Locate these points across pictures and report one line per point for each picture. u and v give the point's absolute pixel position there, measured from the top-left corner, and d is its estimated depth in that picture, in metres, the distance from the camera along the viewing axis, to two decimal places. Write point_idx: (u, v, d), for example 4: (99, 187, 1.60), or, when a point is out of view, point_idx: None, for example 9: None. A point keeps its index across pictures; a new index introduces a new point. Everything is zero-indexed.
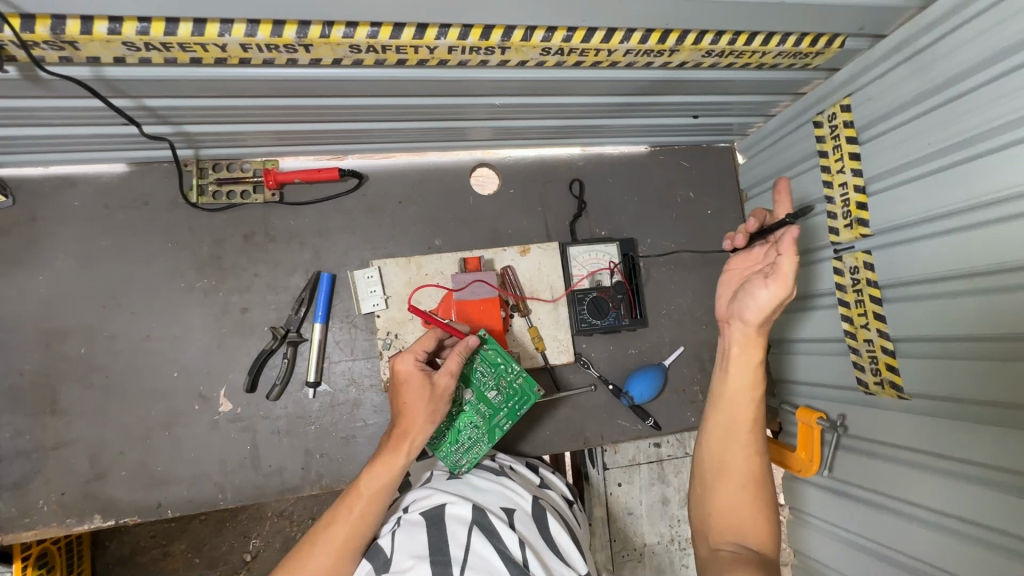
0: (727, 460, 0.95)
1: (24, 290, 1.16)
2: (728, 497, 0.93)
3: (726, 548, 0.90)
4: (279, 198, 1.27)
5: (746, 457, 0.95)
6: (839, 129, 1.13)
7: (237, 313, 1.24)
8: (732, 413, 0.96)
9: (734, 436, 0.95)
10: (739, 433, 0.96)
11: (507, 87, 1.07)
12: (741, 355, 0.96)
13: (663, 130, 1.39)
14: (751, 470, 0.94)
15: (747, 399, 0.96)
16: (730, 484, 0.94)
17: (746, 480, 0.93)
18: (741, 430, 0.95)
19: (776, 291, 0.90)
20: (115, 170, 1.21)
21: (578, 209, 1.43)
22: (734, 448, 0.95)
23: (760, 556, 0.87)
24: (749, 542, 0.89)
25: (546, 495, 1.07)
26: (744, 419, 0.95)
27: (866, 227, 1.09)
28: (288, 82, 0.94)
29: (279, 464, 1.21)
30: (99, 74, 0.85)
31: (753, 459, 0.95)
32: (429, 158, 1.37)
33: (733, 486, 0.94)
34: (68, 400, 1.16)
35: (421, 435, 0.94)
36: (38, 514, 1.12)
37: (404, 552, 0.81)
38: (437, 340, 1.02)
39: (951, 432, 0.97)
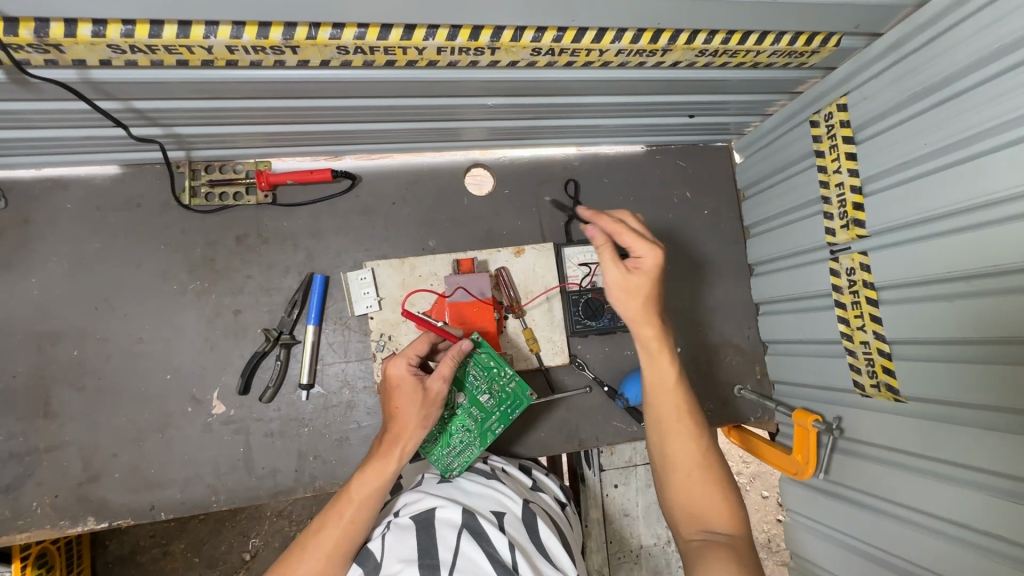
0: (670, 450, 0.93)
1: (17, 292, 1.16)
2: (686, 487, 0.90)
3: (699, 540, 0.87)
4: (272, 199, 1.26)
5: (686, 442, 0.93)
6: (836, 128, 1.11)
7: (230, 315, 1.23)
8: (663, 401, 0.96)
9: (671, 423, 0.94)
10: (673, 421, 0.94)
11: (498, 87, 1.06)
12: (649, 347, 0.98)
13: (659, 129, 1.38)
14: (698, 455, 0.92)
15: (667, 385, 0.96)
16: (682, 474, 0.91)
17: (695, 466, 0.91)
18: (675, 416, 0.94)
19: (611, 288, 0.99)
20: (108, 172, 1.21)
21: (574, 210, 1.42)
22: (674, 437, 0.93)
23: (731, 543, 0.84)
24: (718, 529, 0.87)
25: (538, 499, 1.06)
26: (677, 407, 0.95)
27: (863, 228, 1.08)
28: (277, 84, 0.93)
29: (273, 466, 1.21)
30: (85, 77, 0.84)
31: (698, 443, 0.93)
32: (423, 158, 1.36)
33: (688, 474, 0.91)
34: (61, 402, 1.16)
35: (413, 439, 0.92)
36: (32, 516, 1.12)
37: (393, 556, 0.81)
38: (430, 344, 1.01)
39: (947, 436, 0.95)
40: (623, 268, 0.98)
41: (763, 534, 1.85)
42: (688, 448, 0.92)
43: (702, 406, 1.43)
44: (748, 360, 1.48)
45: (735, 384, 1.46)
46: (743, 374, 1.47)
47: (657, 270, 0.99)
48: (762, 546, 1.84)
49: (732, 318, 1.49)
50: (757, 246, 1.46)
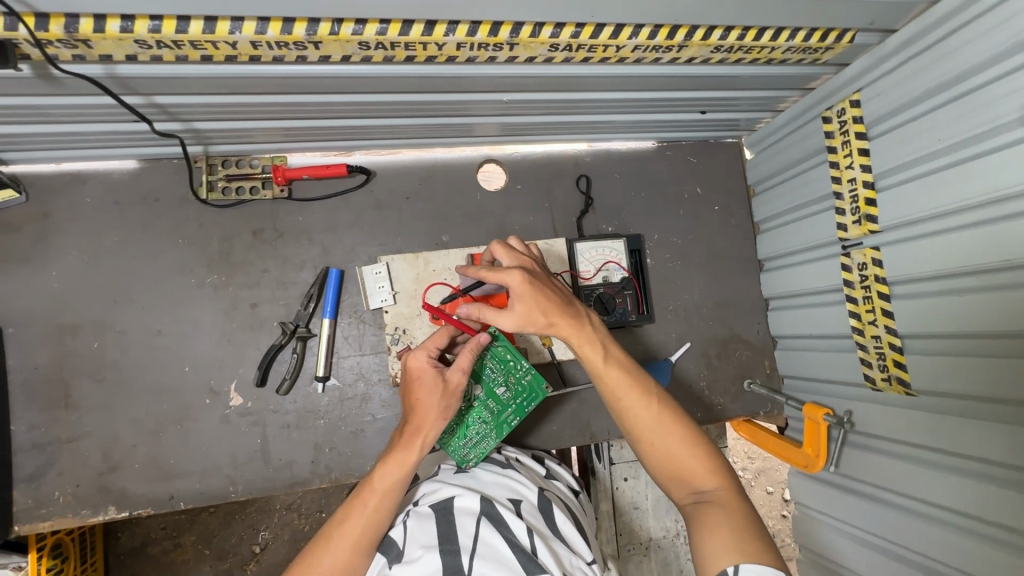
0: (634, 428, 0.92)
1: (38, 285, 1.18)
2: (662, 456, 0.90)
3: (692, 502, 0.87)
4: (287, 194, 1.28)
5: (645, 414, 0.91)
6: (849, 124, 1.12)
7: (246, 308, 1.25)
8: (607, 382, 0.94)
9: (624, 400, 0.92)
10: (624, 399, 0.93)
11: (514, 83, 1.07)
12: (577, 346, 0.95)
13: (670, 125, 1.39)
14: (661, 423, 0.91)
15: (603, 366, 0.94)
16: (653, 446, 0.91)
17: (660, 435, 0.90)
18: (625, 392, 0.93)
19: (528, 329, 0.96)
20: (126, 167, 1.22)
21: (585, 205, 1.43)
22: (630, 415, 0.92)
23: (720, 500, 0.85)
24: (703, 488, 0.87)
25: (552, 487, 1.08)
26: (621, 384, 0.93)
27: (876, 224, 1.09)
28: (297, 79, 0.95)
29: (289, 457, 1.23)
30: (111, 72, 0.86)
31: (657, 412, 0.92)
32: (437, 154, 1.37)
33: (661, 443, 0.90)
34: (81, 394, 1.17)
35: (434, 430, 0.94)
36: (53, 506, 1.14)
37: (415, 542, 0.83)
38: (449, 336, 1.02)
39: (958, 429, 0.96)
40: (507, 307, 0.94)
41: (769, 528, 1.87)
42: (649, 420, 0.91)
43: (712, 400, 1.45)
44: (758, 355, 1.49)
45: (745, 378, 1.47)
46: (752, 369, 1.48)
47: (526, 288, 0.94)
48: None
49: (742, 313, 1.50)
50: (767, 242, 1.47)
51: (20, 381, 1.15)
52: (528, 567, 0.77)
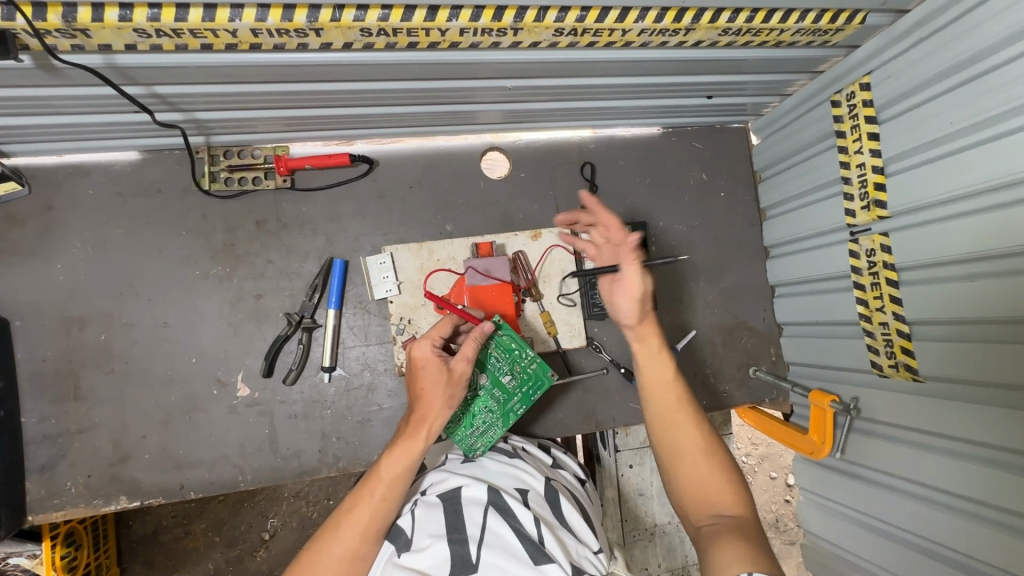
0: (672, 440, 0.95)
1: (43, 277, 1.18)
2: (694, 474, 0.91)
3: (709, 524, 0.85)
4: (290, 184, 1.27)
5: (688, 431, 0.95)
6: (858, 108, 1.10)
7: (252, 299, 1.25)
8: (661, 394, 0.99)
9: (674, 413, 0.97)
10: (673, 411, 0.97)
11: (517, 69, 1.06)
12: (643, 349, 1.02)
13: (676, 110, 1.37)
14: (700, 442, 0.94)
15: (665, 378, 1.00)
16: (685, 462, 0.93)
17: (700, 452, 0.93)
18: (676, 407, 0.97)
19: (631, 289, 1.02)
20: (128, 158, 1.22)
21: (590, 192, 1.42)
22: (675, 425, 0.96)
23: (740, 524, 0.83)
24: (726, 510, 0.86)
25: (559, 476, 1.08)
26: (675, 398, 0.98)
27: (883, 209, 1.08)
28: (298, 67, 0.93)
29: (297, 447, 1.24)
30: (110, 62, 0.85)
31: (700, 432, 0.95)
32: (439, 142, 1.36)
33: (695, 460, 0.92)
34: (90, 385, 1.18)
35: (439, 418, 0.94)
36: (66, 496, 1.15)
37: (423, 531, 0.84)
38: (453, 325, 1.02)
39: (964, 415, 0.96)
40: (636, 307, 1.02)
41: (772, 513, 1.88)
42: (690, 437, 0.94)
43: (717, 387, 1.45)
44: (763, 342, 1.49)
45: (750, 365, 1.47)
46: (758, 356, 1.48)
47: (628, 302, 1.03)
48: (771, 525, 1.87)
49: (747, 300, 1.49)
50: (774, 229, 1.45)
51: (28, 374, 1.16)
52: (535, 557, 0.79)
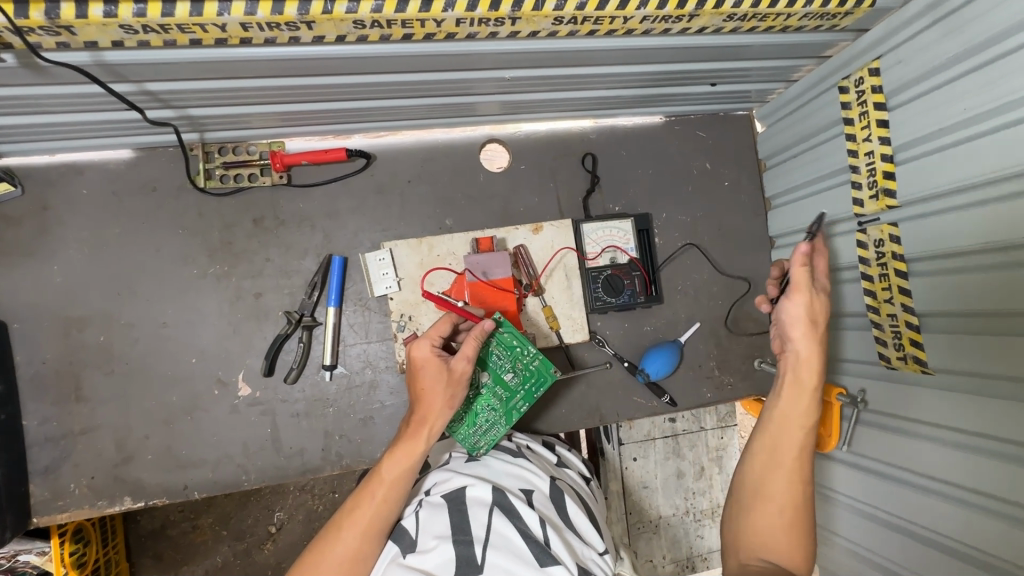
0: (769, 483, 0.99)
1: (40, 279, 1.16)
2: (769, 522, 0.97)
3: (752, 565, 0.96)
4: (287, 180, 1.25)
5: (790, 483, 0.99)
6: (867, 94, 1.07)
7: (251, 298, 1.24)
8: (790, 438, 1.01)
9: (783, 459, 1.00)
10: (788, 460, 1.00)
11: (516, 60, 1.03)
12: (797, 382, 1.03)
13: (679, 99, 1.34)
14: (794, 496, 0.98)
15: (804, 425, 1.01)
16: (773, 507, 0.98)
17: (785, 505, 0.97)
18: (794, 457, 1.00)
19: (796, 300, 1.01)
20: (122, 156, 1.20)
21: (591, 184, 1.39)
22: (777, 470, 1.00)
23: None
24: (779, 561, 0.95)
25: (563, 475, 1.08)
26: (793, 446, 1.01)
27: (893, 199, 1.05)
28: (292, 62, 0.91)
29: (300, 445, 1.23)
30: (98, 59, 0.82)
31: (797, 486, 0.99)
32: (437, 134, 1.33)
33: (774, 509, 0.98)
34: (91, 387, 1.17)
35: (440, 420, 0.92)
36: (70, 497, 1.15)
37: (428, 533, 0.84)
38: (452, 324, 1.00)
39: (972, 409, 0.95)
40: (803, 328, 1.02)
41: None
42: (789, 485, 0.98)
43: (722, 379, 1.44)
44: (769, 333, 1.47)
45: (755, 357, 1.46)
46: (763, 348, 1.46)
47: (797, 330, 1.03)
48: None
49: (752, 291, 1.47)
50: (780, 218, 1.43)
51: (29, 376, 1.15)
52: (541, 559, 0.78)
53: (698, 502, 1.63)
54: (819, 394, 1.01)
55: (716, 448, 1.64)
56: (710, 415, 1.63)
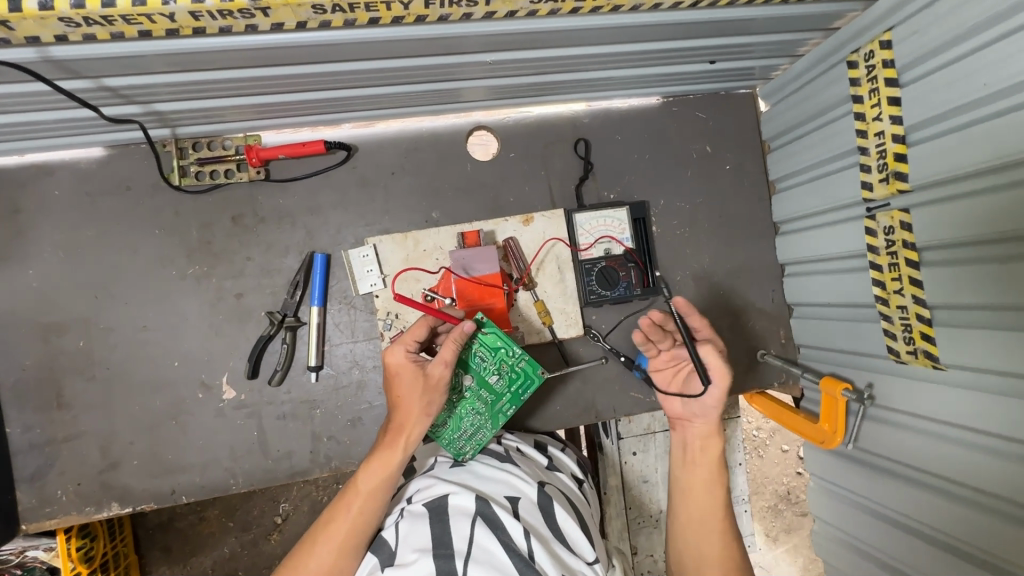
0: (704, 543, 1.05)
1: (16, 284, 1.14)
2: None
3: None
4: (265, 175, 1.20)
5: (719, 542, 1.05)
6: (877, 69, 0.99)
7: (232, 299, 1.20)
8: (708, 500, 1.08)
9: (710, 518, 1.06)
10: (714, 518, 1.06)
11: (498, 42, 0.96)
12: (704, 444, 1.11)
13: (676, 78, 1.26)
14: (726, 553, 1.04)
15: (716, 485, 1.08)
16: (711, 568, 1.03)
17: (726, 562, 1.03)
18: (716, 515, 1.07)
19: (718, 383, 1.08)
20: (93, 154, 1.15)
21: (585, 171, 1.33)
22: (709, 530, 1.05)
23: None
24: None
25: (554, 479, 1.04)
26: (715, 503, 1.07)
27: (905, 182, 0.98)
28: (254, 52, 0.85)
29: (288, 448, 1.21)
30: (45, 55, 0.78)
31: (726, 543, 1.05)
32: (422, 123, 1.27)
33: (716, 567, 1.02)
34: (73, 393, 1.16)
35: (417, 427, 0.94)
36: (58, 504, 1.15)
37: (408, 545, 0.80)
38: (429, 328, 0.99)
39: (992, 406, 0.89)
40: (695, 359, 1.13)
41: (784, 487, 1.83)
42: (719, 546, 1.04)
43: None
44: (772, 323, 1.41)
45: (758, 349, 1.40)
46: (767, 339, 1.41)
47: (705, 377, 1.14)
48: (782, 499, 1.83)
49: (755, 280, 1.41)
50: (784, 203, 1.36)
51: (10, 383, 1.14)
52: (524, 574, 0.74)
53: None
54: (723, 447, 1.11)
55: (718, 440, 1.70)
56: (711, 408, 1.70)
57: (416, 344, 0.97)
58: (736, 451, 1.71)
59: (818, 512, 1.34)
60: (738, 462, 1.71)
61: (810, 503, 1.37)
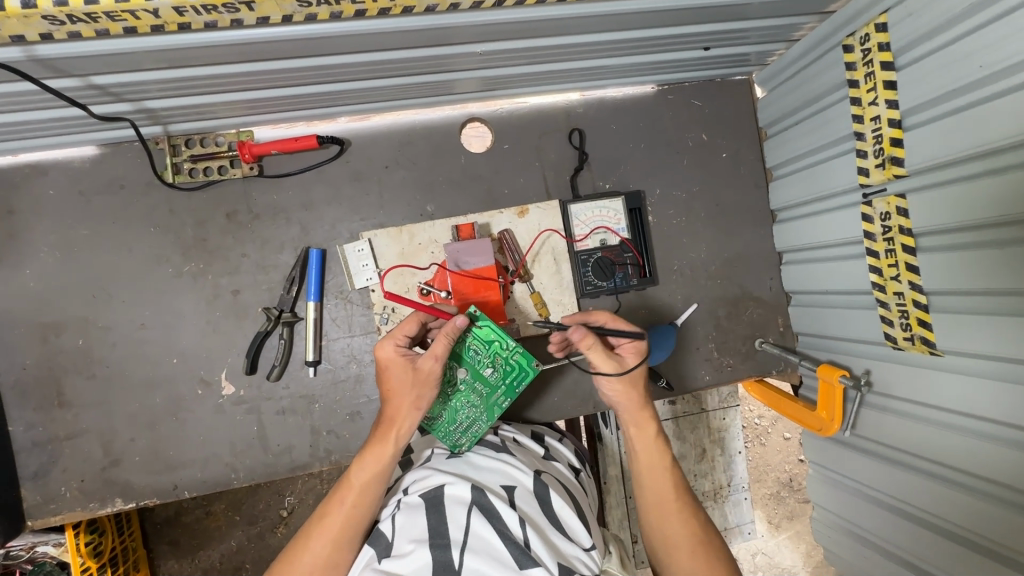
0: (666, 531, 0.98)
1: (14, 284, 1.14)
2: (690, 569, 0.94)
3: None
4: (258, 171, 1.20)
5: (682, 525, 0.98)
6: (873, 53, 0.98)
7: (229, 295, 1.20)
8: (661, 484, 1.02)
9: (665, 503, 1.01)
10: (669, 501, 1.01)
11: (488, 32, 0.95)
12: (640, 431, 1.06)
13: (671, 65, 1.24)
14: (693, 534, 0.97)
15: (664, 466, 1.03)
16: (682, 553, 0.96)
17: (693, 544, 0.96)
18: (669, 498, 1.01)
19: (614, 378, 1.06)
20: (86, 153, 1.15)
21: (579, 161, 1.32)
22: (668, 515, 0.99)
23: None
24: None
25: (551, 468, 1.05)
26: (667, 485, 1.02)
27: (901, 167, 0.97)
28: (242, 47, 0.85)
29: (288, 443, 1.22)
30: (31, 54, 0.77)
31: (689, 522, 0.99)
32: (415, 115, 1.26)
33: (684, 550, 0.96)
34: (73, 391, 1.17)
35: (407, 420, 0.95)
36: (62, 501, 1.16)
37: (405, 537, 0.81)
38: (419, 323, 1.01)
39: (990, 391, 0.89)
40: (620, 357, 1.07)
41: (785, 474, 1.84)
42: (682, 527, 0.98)
43: (721, 361, 1.38)
44: (771, 312, 1.40)
45: (757, 337, 1.40)
46: (765, 327, 1.40)
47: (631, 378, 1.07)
48: (783, 486, 1.84)
49: (753, 268, 1.40)
50: (781, 190, 1.35)
51: (12, 382, 1.15)
52: (521, 561, 0.75)
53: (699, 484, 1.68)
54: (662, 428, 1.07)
55: (718, 429, 1.70)
56: (712, 397, 1.69)
57: (405, 338, 0.98)
58: (736, 438, 1.70)
59: (817, 498, 1.35)
60: (739, 450, 1.70)
61: (809, 490, 1.38)
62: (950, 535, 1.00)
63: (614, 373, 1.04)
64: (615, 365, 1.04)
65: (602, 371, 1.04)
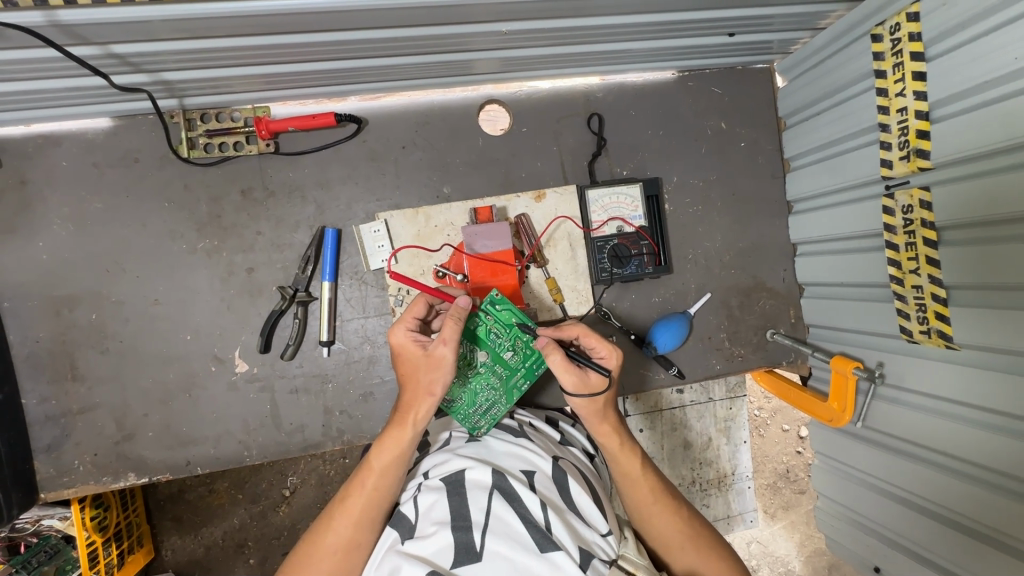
0: (656, 530, 0.99)
1: (24, 257, 1.13)
2: (686, 563, 0.96)
3: None
4: (274, 147, 1.18)
5: (668, 523, 0.98)
6: (903, 43, 0.96)
7: (243, 273, 1.20)
8: (637, 489, 1.00)
9: (646, 507, 0.99)
10: (650, 505, 0.99)
11: (513, 9, 0.93)
12: (604, 443, 1.03)
13: (695, 50, 1.22)
14: (680, 530, 0.98)
15: (636, 472, 1.01)
16: (674, 548, 0.98)
17: (682, 540, 0.97)
18: (650, 503, 0.99)
19: (582, 400, 1.00)
20: (100, 125, 1.14)
21: (597, 147, 1.31)
22: (653, 519, 0.99)
23: None
24: None
25: (568, 455, 1.06)
26: (644, 491, 1.00)
27: (927, 160, 0.96)
28: (265, 19, 0.83)
29: (300, 422, 1.22)
30: (52, 19, 0.76)
31: (674, 519, 0.99)
32: (433, 95, 1.24)
33: (678, 547, 0.97)
34: (88, 366, 1.16)
35: (423, 405, 0.95)
36: (75, 474, 1.16)
37: (427, 518, 0.82)
38: (426, 304, 1.03)
39: (1006, 386, 0.89)
40: (585, 376, 1.00)
41: (783, 465, 1.85)
42: (668, 525, 0.98)
43: (732, 350, 1.39)
44: (783, 303, 1.41)
45: (768, 329, 1.40)
46: (776, 318, 1.41)
47: (601, 397, 1.00)
48: (781, 476, 1.85)
49: (767, 258, 1.40)
50: (799, 181, 1.34)
51: (25, 355, 1.14)
52: (542, 544, 0.76)
53: (704, 472, 1.70)
54: (625, 433, 1.02)
55: (724, 418, 1.71)
56: (718, 386, 1.71)
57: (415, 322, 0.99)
58: (741, 428, 1.72)
59: (822, 489, 1.37)
60: (743, 439, 1.72)
61: (816, 480, 1.39)
62: (958, 527, 1.01)
63: (574, 390, 0.99)
64: (575, 382, 0.99)
65: (564, 386, 1.00)
